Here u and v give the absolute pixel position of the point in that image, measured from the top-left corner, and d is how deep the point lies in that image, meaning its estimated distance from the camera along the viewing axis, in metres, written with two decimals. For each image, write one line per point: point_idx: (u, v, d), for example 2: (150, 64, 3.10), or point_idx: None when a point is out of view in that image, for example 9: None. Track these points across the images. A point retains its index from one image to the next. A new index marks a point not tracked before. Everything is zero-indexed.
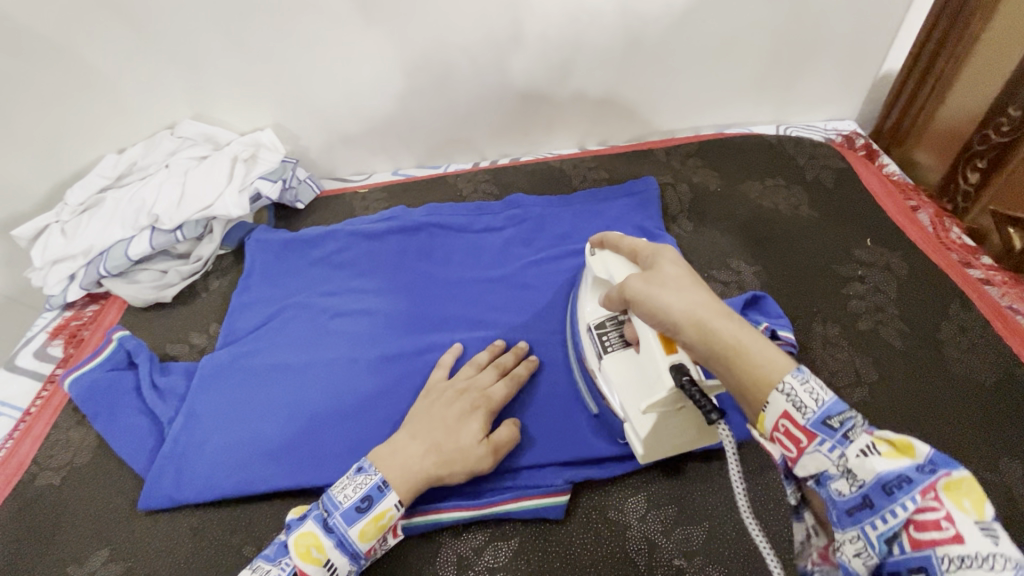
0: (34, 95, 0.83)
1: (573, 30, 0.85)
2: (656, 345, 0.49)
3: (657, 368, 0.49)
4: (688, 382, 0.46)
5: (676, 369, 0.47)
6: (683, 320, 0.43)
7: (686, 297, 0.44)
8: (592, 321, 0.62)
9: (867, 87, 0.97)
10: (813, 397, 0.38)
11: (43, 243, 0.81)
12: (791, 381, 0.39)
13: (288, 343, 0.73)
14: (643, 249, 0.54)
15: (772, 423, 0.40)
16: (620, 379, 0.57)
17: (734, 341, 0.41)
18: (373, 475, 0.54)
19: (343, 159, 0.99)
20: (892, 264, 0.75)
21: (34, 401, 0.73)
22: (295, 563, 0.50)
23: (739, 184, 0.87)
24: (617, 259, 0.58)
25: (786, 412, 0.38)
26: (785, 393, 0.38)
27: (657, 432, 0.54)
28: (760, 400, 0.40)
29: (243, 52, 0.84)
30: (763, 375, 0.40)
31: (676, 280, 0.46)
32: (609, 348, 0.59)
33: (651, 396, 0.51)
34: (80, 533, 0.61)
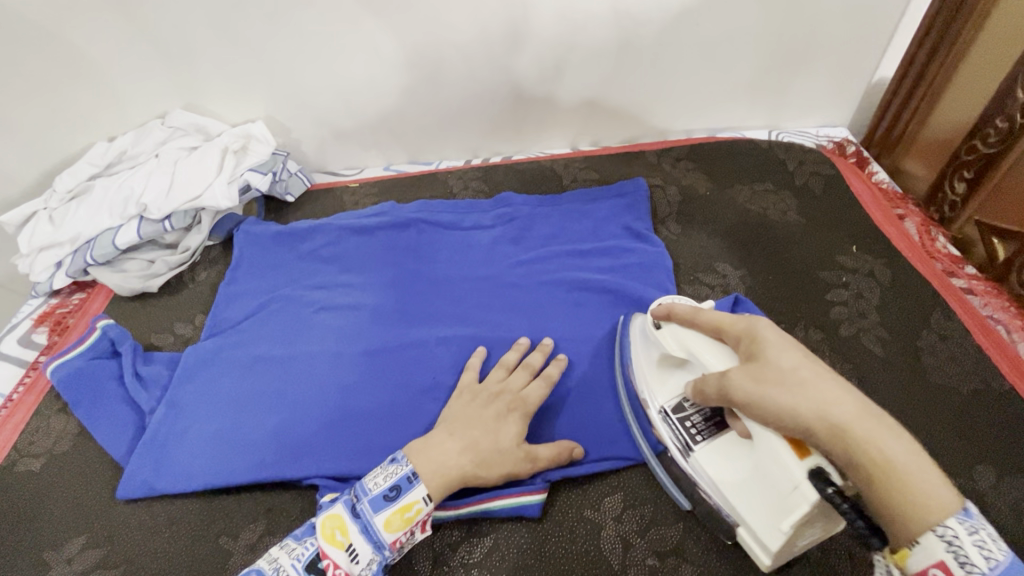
0: (23, 81, 0.82)
1: (567, 31, 0.85)
2: (784, 451, 0.45)
3: (786, 476, 0.45)
4: (834, 493, 0.42)
5: (816, 476, 0.43)
6: (822, 428, 0.42)
7: (816, 400, 0.42)
8: (665, 402, 0.58)
9: (860, 95, 0.98)
10: (980, 552, 0.37)
11: (31, 229, 0.81)
12: (956, 529, 0.38)
13: (273, 335, 0.73)
14: (729, 325, 0.51)
15: (920, 567, 0.39)
16: (731, 481, 0.52)
17: (885, 459, 0.40)
18: (403, 466, 0.55)
19: (335, 153, 0.99)
20: (876, 272, 0.75)
21: (17, 388, 0.73)
22: (319, 542, 0.52)
23: (728, 188, 0.88)
24: (693, 334, 0.54)
25: (945, 562, 0.37)
26: (947, 544, 0.38)
27: (791, 543, 0.48)
28: (912, 541, 0.39)
29: (234, 43, 0.84)
30: (921, 504, 0.39)
31: (798, 377, 0.44)
32: (696, 436, 0.55)
33: (784, 508, 0.46)
34: (57, 520, 0.61)
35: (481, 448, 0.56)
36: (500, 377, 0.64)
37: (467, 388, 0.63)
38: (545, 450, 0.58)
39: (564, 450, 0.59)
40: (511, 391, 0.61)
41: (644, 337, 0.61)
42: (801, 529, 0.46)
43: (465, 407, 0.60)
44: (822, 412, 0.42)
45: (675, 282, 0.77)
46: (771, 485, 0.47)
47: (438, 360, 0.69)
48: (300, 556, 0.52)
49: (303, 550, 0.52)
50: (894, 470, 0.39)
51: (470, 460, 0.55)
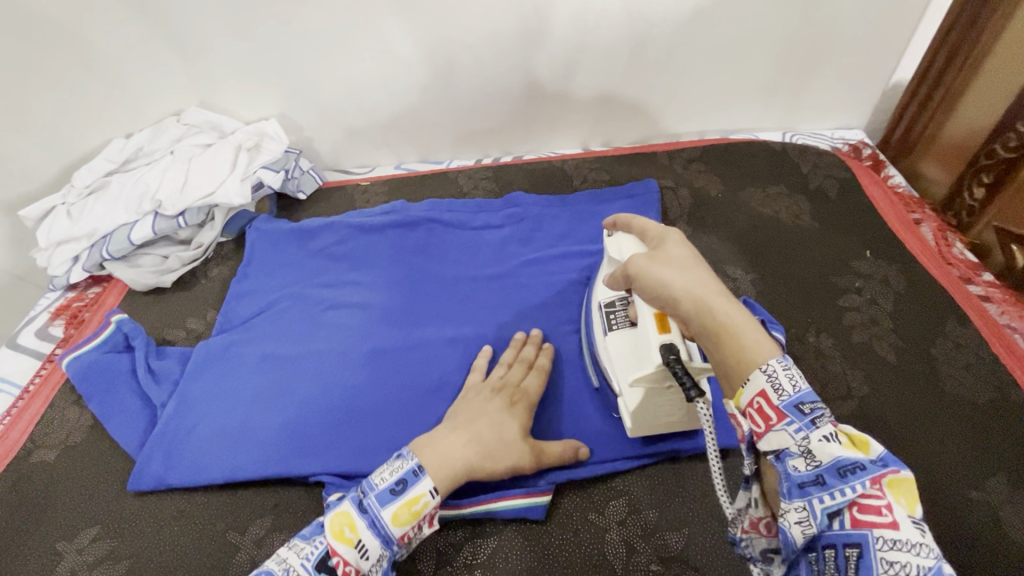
0: (44, 79, 0.84)
1: (579, 31, 0.85)
2: (650, 324, 0.52)
3: (648, 345, 0.52)
4: (673, 360, 0.48)
5: (666, 348, 0.50)
6: (684, 298, 0.45)
7: (689, 278, 0.46)
8: (602, 297, 0.63)
9: (876, 98, 0.96)
10: (792, 382, 0.40)
11: (49, 224, 0.83)
12: (774, 365, 0.40)
13: (282, 333, 0.74)
14: (653, 228, 0.54)
15: (747, 399, 0.41)
16: (616, 354, 0.58)
17: (725, 320, 0.43)
18: (409, 460, 0.54)
19: (347, 151, 1.00)
20: (890, 278, 0.74)
21: (33, 380, 0.74)
22: (327, 540, 0.50)
23: (740, 191, 0.87)
24: (629, 239, 0.58)
25: (764, 391, 0.40)
26: (766, 373, 0.40)
27: (647, 407, 0.57)
28: (741, 377, 0.41)
29: (248, 42, 0.85)
30: (749, 355, 0.41)
31: (680, 261, 0.48)
32: (613, 325, 0.60)
33: (639, 371, 0.54)
34: (69, 510, 0.61)
35: (485, 441, 0.57)
36: (502, 372, 0.65)
37: (474, 387, 0.64)
38: (551, 449, 0.59)
39: (570, 450, 0.60)
40: (512, 385, 0.63)
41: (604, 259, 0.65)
42: (650, 392, 0.55)
43: (471, 402, 0.61)
44: (692, 287, 0.45)
45: None
46: (637, 354, 0.55)
47: (445, 360, 0.70)
48: (309, 555, 0.50)
49: (313, 549, 0.50)
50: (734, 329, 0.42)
51: (475, 452, 0.56)
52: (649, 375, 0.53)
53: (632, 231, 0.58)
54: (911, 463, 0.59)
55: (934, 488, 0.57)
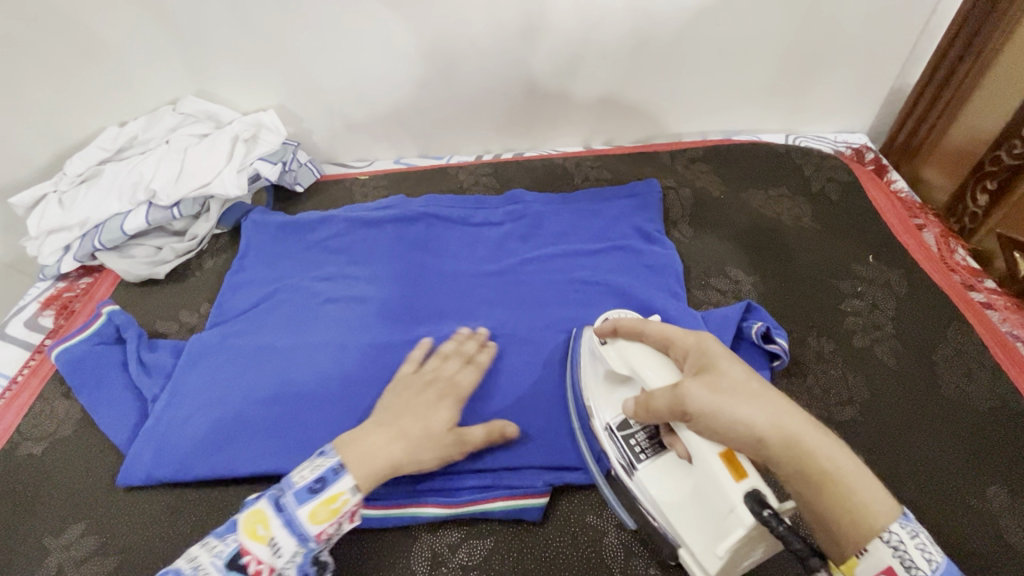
0: (37, 63, 0.82)
1: (584, 27, 0.84)
2: (719, 468, 0.42)
3: (726, 496, 0.42)
4: (771, 516, 0.39)
5: (754, 500, 0.40)
6: (772, 435, 0.40)
7: (767, 406, 0.41)
8: (613, 420, 0.55)
9: (880, 101, 0.96)
10: (923, 556, 0.38)
11: (40, 212, 0.81)
12: (901, 537, 0.38)
13: (277, 326, 0.73)
14: (679, 337, 0.49)
15: (869, 575, 0.39)
16: (672, 501, 0.48)
17: (831, 468, 0.39)
18: (331, 458, 0.52)
19: (346, 144, 0.99)
20: (892, 283, 0.74)
21: (21, 370, 0.73)
22: (240, 539, 0.49)
23: (743, 192, 0.86)
24: (636, 347, 0.52)
25: (892, 567, 0.38)
26: (894, 549, 0.38)
27: (730, 571, 0.43)
28: (857, 547, 0.39)
29: (247, 30, 0.83)
30: (865, 512, 0.39)
31: (743, 387, 0.42)
32: (641, 454, 0.51)
33: (721, 531, 0.42)
34: (57, 505, 0.60)
35: (412, 435, 0.54)
36: (436, 363, 0.62)
37: (402, 379, 0.61)
38: (475, 434, 0.57)
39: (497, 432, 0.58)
40: (444, 377, 0.61)
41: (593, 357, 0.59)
42: (738, 558, 0.42)
43: (400, 396, 0.58)
44: (783, 430, 0.40)
45: (684, 286, 0.75)
46: (709, 510, 0.43)
47: None
48: (220, 553, 0.49)
49: (223, 548, 0.49)
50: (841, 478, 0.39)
51: (400, 449, 0.53)
52: (741, 538, 0.40)
53: (646, 342, 0.52)
54: (910, 469, 0.59)
55: (934, 495, 0.57)
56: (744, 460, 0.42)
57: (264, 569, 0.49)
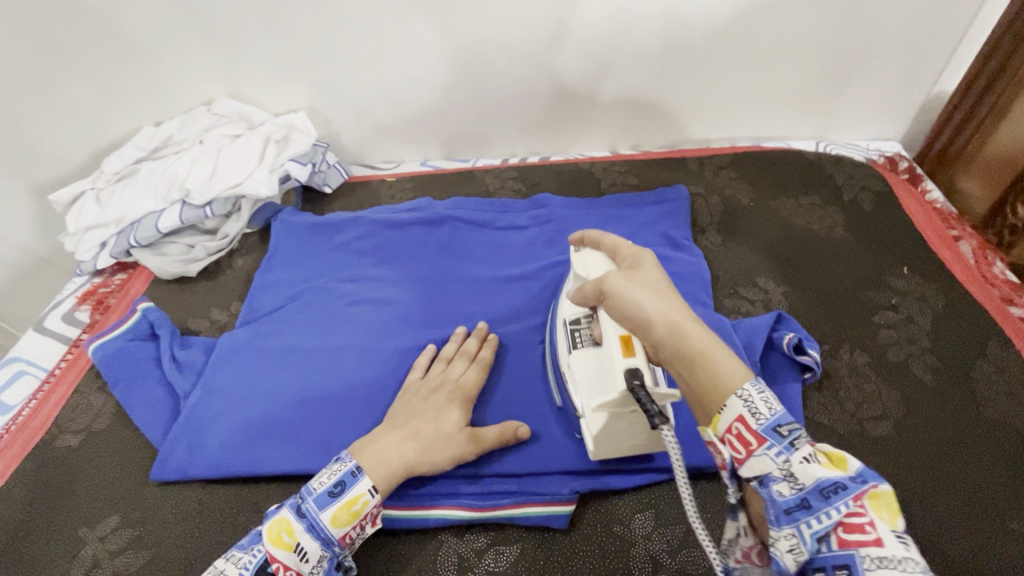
0: (80, 64, 0.86)
1: (615, 32, 0.84)
2: (615, 347, 0.50)
3: (613, 367, 0.50)
4: (638, 387, 0.46)
5: (630, 373, 0.48)
6: (658, 321, 0.43)
7: (664, 298, 0.44)
8: (569, 314, 0.61)
9: (915, 109, 0.94)
10: (767, 404, 0.38)
11: (78, 210, 0.84)
12: (749, 388, 0.39)
13: (305, 326, 0.74)
14: (626, 245, 0.53)
15: (724, 425, 0.40)
16: (583, 373, 0.56)
17: (703, 344, 0.41)
18: (347, 462, 0.54)
19: (373, 146, 1.00)
20: (928, 296, 0.72)
21: (58, 364, 0.75)
22: (266, 548, 0.51)
23: (773, 200, 0.85)
24: (596, 255, 0.57)
25: (741, 415, 0.39)
26: (742, 398, 0.39)
27: (608, 430, 0.55)
28: (716, 404, 0.40)
29: (281, 33, 0.84)
30: (721, 383, 0.40)
31: (656, 284, 0.46)
32: (578, 343, 0.58)
33: (603, 395, 0.52)
34: (92, 498, 0.61)
35: (423, 435, 0.57)
36: (440, 368, 0.65)
37: (411, 386, 0.64)
38: (488, 433, 0.59)
39: (510, 431, 0.60)
40: (450, 381, 0.63)
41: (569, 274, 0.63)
42: (612, 416, 0.53)
43: (410, 400, 0.61)
44: (671, 314, 0.43)
45: (711, 295, 0.74)
46: (602, 378, 0.53)
47: None
48: (248, 564, 0.50)
49: (250, 558, 0.50)
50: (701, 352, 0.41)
51: (411, 449, 0.56)
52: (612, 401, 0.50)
53: (602, 250, 0.56)
54: (947, 488, 0.57)
55: (973, 516, 0.55)
56: (638, 344, 0.50)
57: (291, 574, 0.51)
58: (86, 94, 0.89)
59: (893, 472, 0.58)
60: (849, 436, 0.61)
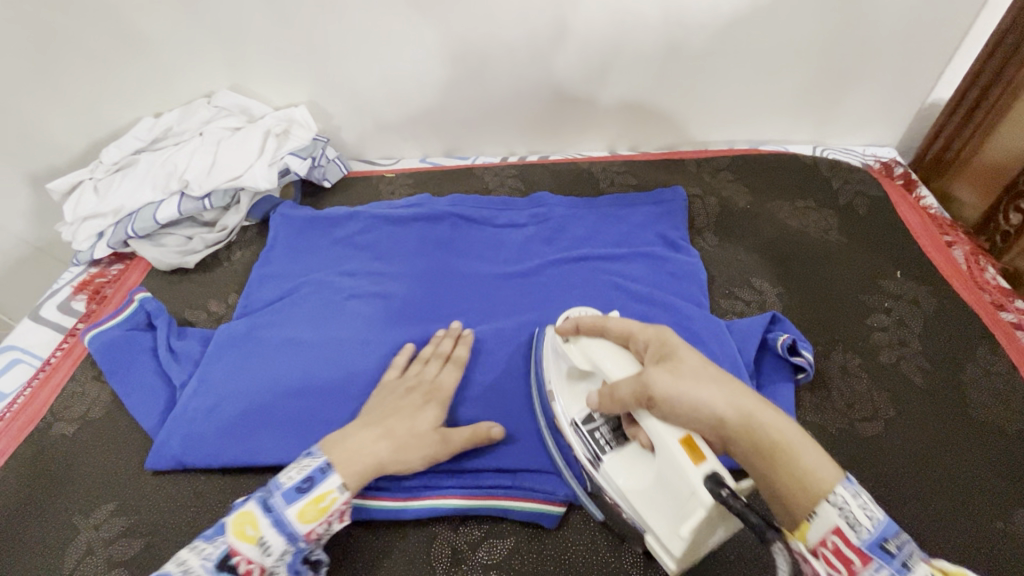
0: (83, 53, 0.86)
1: (616, 33, 0.84)
2: (680, 456, 0.43)
3: (686, 481, 0.43)
4: (726, 494, 0.41)
5: (713, 483, 0.42)
6: (731, 414, 0.43)
7: (723, 387, 0.44)
8: (575, 416, 0.56)
9: (911, 116, 0.95)
10: (866, 516, 0.39)
11: (76, 199, 0.84)
12: (843, 497, 0.39)
13: (303, 319, 0.74)
14: (639, 332, 0.51)
15: (819, 537, 0.40)
16: (640, 491, 0.49)
17: (782, 438, 0.42)
18: (318, 457, 0.52)
19: (373, 142, 1.00)
20: (920, 299, 0.73)
21: (54, 353, 0.74)
22: (229, 541, 0.48)
23: (769, 203, 0.86)
24: (601, 345, 0.53)
25: (838, 528, 0.39)
26: (839, 509, 0.39)
27: (694, 549, 0.46)
28: (806, 513, 0.40)
29: (283, 27, 0.84)
30: (811, 481, 0.40)
31: (701, 372, 0.44)
32: (606, 446, 0.54)
33: (686, 515, 0.44)
34: (87, 486, 0.61)
35: (397, 435, 0.55)
36: (417, 368, 0.65)
37: (386, 384, 0.63)
38: (461, 433, 0.58)
39: (483, 433, 0.59)
40: (426, 382, 0.63)
41: (555, 351, 0.60)
42: (701, 537, 0.44)
43: (384, 400, 0.60)
44: (745, 407, 0.43)
45: (707, 295, 0.75)
46: (670, 494, 0.45)
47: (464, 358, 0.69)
48: (209, 556, 0.47)
49: (213, 549, 0.48)
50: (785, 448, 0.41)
51: (386, 447, 0.54)
52: (702, 518, 0.42)
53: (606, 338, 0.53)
54: (935, 488, 0.58)
55: (960, 516, 0.56)
56: (703, 445, 0.44)
57: (254, 569, 0.48)
58: (87, 84, 0.89)
59: (883, 472, 0.59)
60: (840, 436, 0.61)
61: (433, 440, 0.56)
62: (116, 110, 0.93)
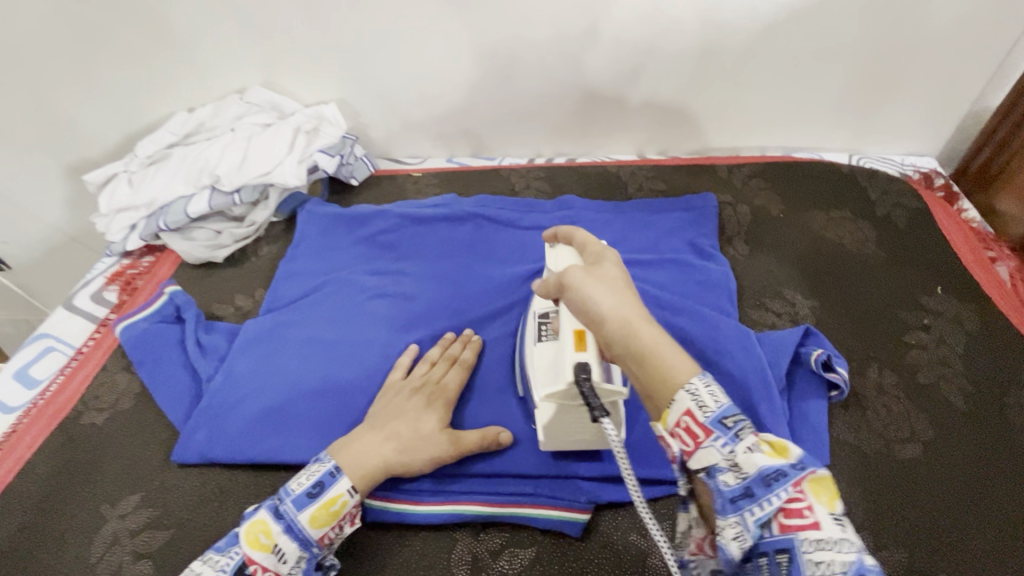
0: (120, 47, 0.88)
1: (649, 35, 0.83)
2: (568, 341, 0.51)
3: (564, 361, 0.51)
4: (583, 379, 0.48)
5: (580, 367, 0.48)
6: (610, 316, 0.44)
7: (622, 297, 0.45)
8: (538, 309, 0.60)
9: (955, 126, 0.92)
10: (714, 398, 0.39)
11: (111, 191, 0.85)
12: (697, 383, 0.40)
13: (327, 316, 0.74)
14: (593, 244, 0.53)
15: (673, 420, 0.40)
16: (539, 367, 0.55)
17: (651, 341, 0.42)
18: (326, 463, 0.56)
19: (400, 141, 1.00)
20: (963, 317, 0.70)
21: (85, 342, 0.76)
22: (244, 550, 0.51)
23: (803, 212, 0.84)
24: (567, 253, 0.56)
25: (689, 410, 0.39)
26: (691, 393, 0.39)
27: (557, 421, 0.55)
28: (665, 398, 0.40)
29: (315, 24, 0.85)
30: (667, 375, 0.41)
31: (612, 280, 0.47)
32: (544, 335, 0.56)
33: (550, 385, 0.52)
34: (115, 476, 0.62)
35: (402, 436, 0.57)
36: (424, 369, 0.65)
37: (393, 385, 0.64)
38: (469, 437, 0.58)
39: (491, 438, 0.59)
40: (432, 382, 0.63)
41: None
42: (558, 408, 0.53)
43: (390, 401, 0.61)
44: (628, 315, 0.44)
45: (737, 305, 0.73)
46: (553, 370, 0.53)
47: (487, 360, 0.68)
48: (225, 566, 0.51)
49: (228, 560, 0.51)
50: (645, 348, 0.42)
51: (392, 448, 0.57)
52: (559, 391, 0.51)
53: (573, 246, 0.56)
54: (974, 516, 0.56)
55: (1002, 546, 0.54)
56: (590, 339, 0.51)
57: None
58: (125, 77, 0.91)
59: (921, 497, 0.57)
60: (876, 458, 0.59)
61: (441, 442, 0.57)
62: (150, 105, 0.95)
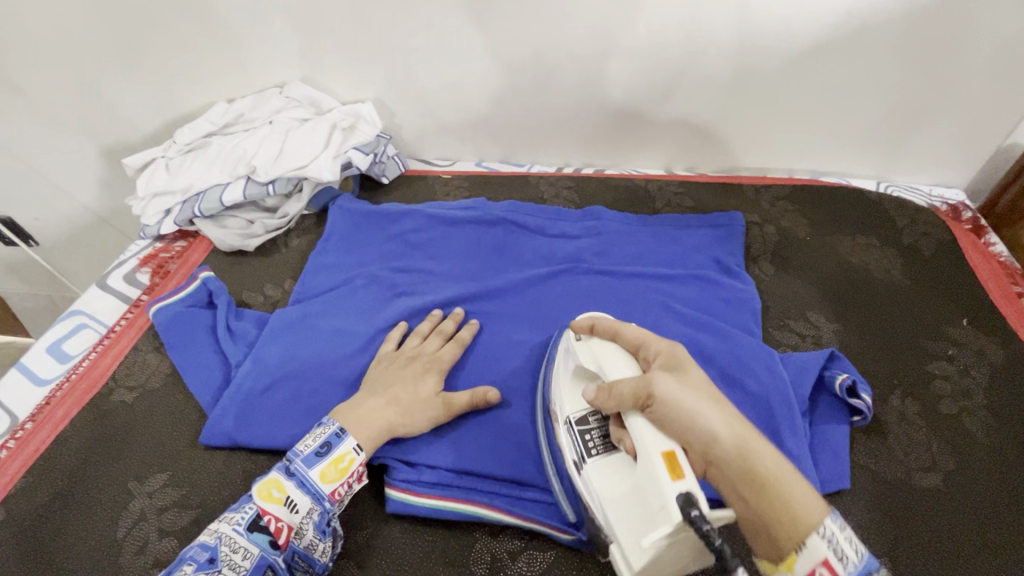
0: (168, 38, 0.90)
1: (685, 52, 0.84)
2: (660, 469, 0.43)
3: (660, 495, 0.43)
4: (697, 515, 0.40)
5: (685, 500, 0.41)
6: (724, 435, 0.43)
7: (720, 407, 0.45)
8: (572, 413, 0.56)
9: (985, 159, 0.91)
10: (851, 547, 0.38)
11: (149, 176, 0.87)
12: (831, 528, 0.39)
13: (354, 310, 0.75)
14: (654, 342, 0.52)
15: (806, 568, 0.39)
16: (615, 497, 0.49)
17: (771, 470, 0.42)
18: (330, 425, 0.58)
19: (432, 143, 1.02)
20: (988, 351, 0.70)
21: (118, 321, 0.78)
22: (256, 503, 0.52)
23: (829, 236, 0.84)
24: (609, 348, 0.54)
25: (826, 558, 0.38)
26: (826, 538, 0.38)
27: (653, 567, 0.45)
28: (796, 543, 0.40)
29: (357, 24, 0.86)
30: (799, 516, 0.40)
31: (705, 387, 0.46)
32: (592, 450, 0.53)
33: (651, 528, 0.43)
34: (143, 453, 0.64)
35: (401, 400, 0.60)
36: (415, 343, 0.68)
37: (385, 355, 0.67)
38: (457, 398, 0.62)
39: (479, 397, 0.62)
40: (426, 353, 0.66)
41: (564, 365, 0.59)
42: (662, 553, 0.43)
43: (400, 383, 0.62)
44: (745, 439, 0.43)
45: (760, 325, 0.73)
46: (643, 501, 0.45)
47: (509, 360, 0.69)
48: (240, 520, 0.51)
49: (242, 513, 0.51)
50: (772, 482, 0.41)
51: (393, 412, 0.60)
52: (666, 535, 0.42)
53: (619, 343, 0.54)
54: (995, 550, 0.55)
55: None
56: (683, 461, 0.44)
57: (284, 527, 0.52)
58: (169, 66, 0.93)
59: (941, 528, 0.57)
60: (896, 485, 0.59)
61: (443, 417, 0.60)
62: (192, 93, 0.97)
